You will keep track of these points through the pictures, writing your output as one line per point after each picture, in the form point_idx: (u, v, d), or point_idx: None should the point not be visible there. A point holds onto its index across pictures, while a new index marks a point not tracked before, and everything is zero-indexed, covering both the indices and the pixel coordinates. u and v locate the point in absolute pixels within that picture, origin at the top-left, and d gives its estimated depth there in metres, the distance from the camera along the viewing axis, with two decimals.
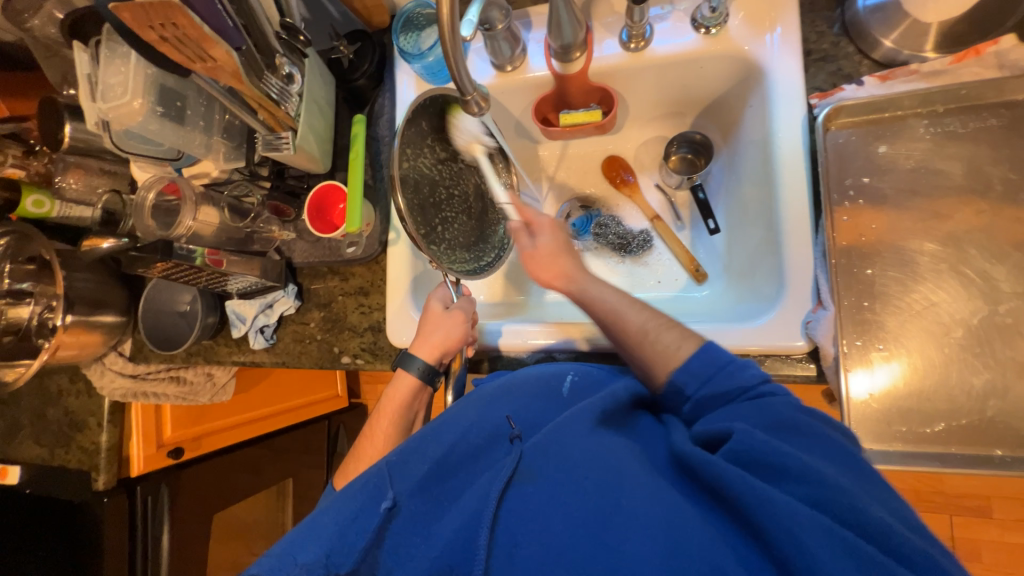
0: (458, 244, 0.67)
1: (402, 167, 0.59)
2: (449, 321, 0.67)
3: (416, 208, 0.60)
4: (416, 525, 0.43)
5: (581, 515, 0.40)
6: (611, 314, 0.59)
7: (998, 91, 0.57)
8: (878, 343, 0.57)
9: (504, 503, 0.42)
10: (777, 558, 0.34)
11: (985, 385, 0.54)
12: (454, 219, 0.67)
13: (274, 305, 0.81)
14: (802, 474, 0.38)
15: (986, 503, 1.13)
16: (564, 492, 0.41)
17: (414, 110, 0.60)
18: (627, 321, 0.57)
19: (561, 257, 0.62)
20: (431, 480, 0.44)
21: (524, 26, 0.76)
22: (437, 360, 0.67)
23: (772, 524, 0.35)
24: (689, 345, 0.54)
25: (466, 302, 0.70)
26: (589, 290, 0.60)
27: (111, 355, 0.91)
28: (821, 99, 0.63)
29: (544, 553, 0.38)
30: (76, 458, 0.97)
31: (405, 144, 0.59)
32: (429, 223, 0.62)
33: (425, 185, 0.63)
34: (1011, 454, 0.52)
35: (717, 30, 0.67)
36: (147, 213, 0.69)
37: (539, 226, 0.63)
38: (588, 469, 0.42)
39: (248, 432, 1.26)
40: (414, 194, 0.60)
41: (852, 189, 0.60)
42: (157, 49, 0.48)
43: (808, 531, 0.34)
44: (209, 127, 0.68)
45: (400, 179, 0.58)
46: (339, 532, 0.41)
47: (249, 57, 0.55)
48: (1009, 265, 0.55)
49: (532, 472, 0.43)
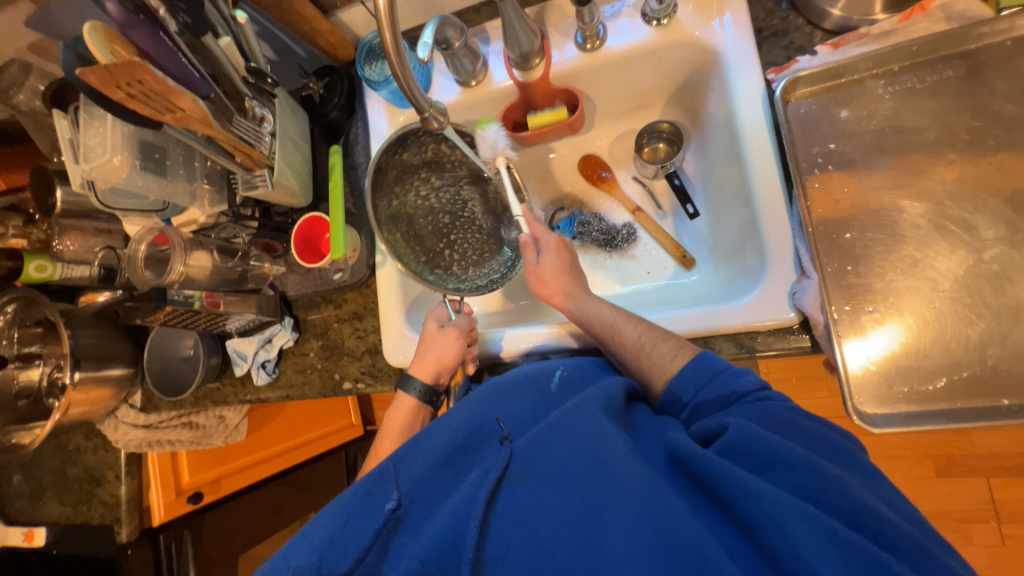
0: (465, 260, 0.78)
1: (390, 208, 0.72)
2: (445, 340, 0.67)
3: (411, 239, 0.74)
4: (402, 525, 0.43)
5: (570, 510, 0.39)
6: (606, 327, 0.61)
7: (951, 43, 0.57)
8: (868, 305, 0.56)
9: (493, 508, 0.41)
10: (765, 549, 0.34)
11: (982, 335, 0.53)
12: (458, 239, 0.79)
13: (274, 339, 0.82)
14: (792, 464, 0.38)
15: (1023, 461, 1.09)
16: (554, 493, 0.40)
17: (386, 157, 0.68)
18: (623, 333, 0.60)
19: (561, 277, 0.67)
20: (420, 482, 0.45)
21: (482, 42, 0.78)
22: (436, 380, 0.68)
23: (757, 515, 0.35)
24: (683, 355, 0.55)
25: (464, 321, 0.70)
26: (586, 306, 0.64)
27: (123, 408, 0.94)
28: (778, 73, 0.63)
29: (532, 553, 0.38)
30: (98, 513, 0.98)
31: (390, 188, 0.71)
32: (429, 248, 0.75)
33: (417, 216, 0.76)
34: (1018, 402, 0.51)
35: (667, 20, 0.69)
36: (140, 264, 0.72)
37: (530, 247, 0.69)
38: (580, 466, 0.41)
39: (266, 469, 1.25)
40: (407, 227, 0.74)
41: (821, 157, 0.61)
42: (127, 106, 0.50)
43: (798, 524, 0.34)
44: (191, 174, 0.71)
45: (389, 219, 0.71)
46: (331, 536, 0.42)
47: (217, 103, 0.59)
48: (988, 212, 0.55)
49: (524, 473, 0.42)
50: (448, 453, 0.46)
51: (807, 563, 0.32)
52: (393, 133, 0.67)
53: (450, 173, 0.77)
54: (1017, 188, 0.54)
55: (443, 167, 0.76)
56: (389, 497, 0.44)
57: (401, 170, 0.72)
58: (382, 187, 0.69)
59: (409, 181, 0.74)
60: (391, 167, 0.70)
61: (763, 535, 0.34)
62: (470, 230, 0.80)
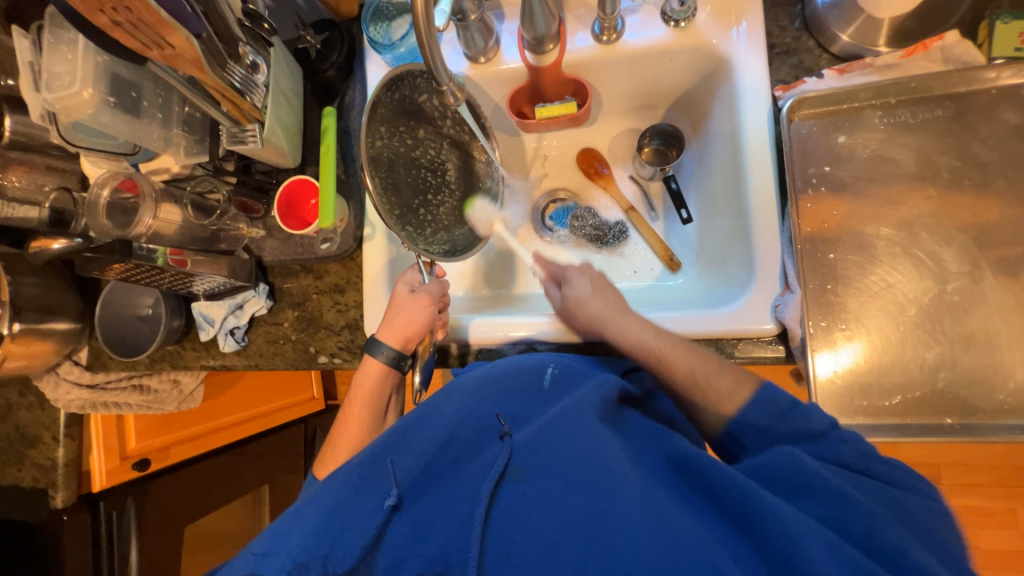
0: (437, 225, 0.71)
1: (374, 146, 0.62)
2: (416, 305, 0.66)
3: (389, 189, 0.64)
4: (403, 515, 0.44)
5: (577, 514, 0.40)
6: (655, 357, 0.59)
7: (944, 84, 0.60)
8: (841, 323, 0.60)
9: (498, 502, 0.43)
10: (769, 553, 0.37)
11: (936, 359, 0.58)
12: (432, 202, 0.71)
13: (245, 305, 0.78)
14: (820, 492, 0.41)
15: (937, 471, 1.21)
16: (558, 492, 0.42)
17: (383, 88, 0.61)
18: (674, 365, 0.57)
19: (591, 303, 0.66)
20: (418, 471, 0.46)
21: (496, 17, 0.76)
22: (404, 346, 0.66)
23: (774, 528, 0.37)
24: (743, 389, 0.53)
25: (435, 285, 0.69)
26: (629, 333, 0.61)
27: (66, 365, 0.86)
28: (784, 91, 0.65)
29: (536, 550, 0.40)
30: (30, 476, 0.91)
31: (379, 124, 0.62)
32: (405, 203, 0.67)
33: (398, 165, 0.67)
34: (959, 421, 0.56)
35: (685, 23, 0.69)
36: (101, 212, 0.65)
37: (572, 272, 0.71)
38: (582, 468, 0.43)
39: (217, 440, 1.19)
40: (388, 173, 0.65)
41: (815, 178, 0.63)
42: (109, 36, 0.45)
43: (814, 543, 0.36)
44: (167, 119, 0.65)
45: (372, 158, 0.62)
46: (328, 518, 0.42)
47: (210, 45, 0.53)
48: (955, 247, 0.59)
49: (526, 471, 0.44)
50: (446, 445, 0.48)
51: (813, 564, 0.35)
52: (394, 68, 0.62)
53: (438, 129, 0.70)
54: (982, 227, 0.59)
55: (432, 120, 0.70)
56: (387, 493, 0.44)
57: (392, 112, 0.65)
58: (371, 120, 0.61)
59: (397, 126, 0.66)
60: (384, 104, 0.63)
61: (772, 542, 0.37)
62: (445, 194, 0.73)
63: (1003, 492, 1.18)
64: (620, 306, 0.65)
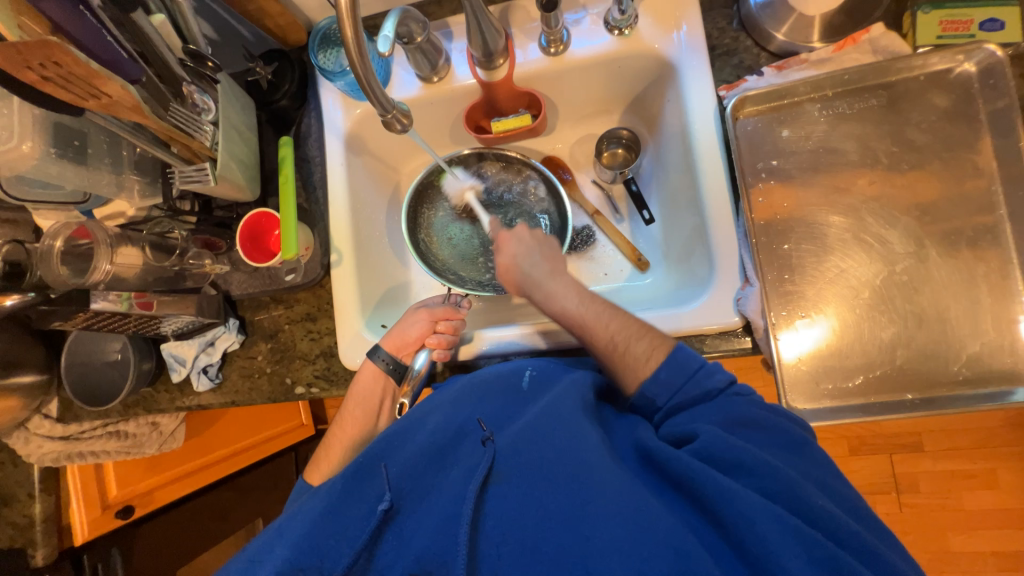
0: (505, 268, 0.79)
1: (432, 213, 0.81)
2: (414, 318, 0.69)
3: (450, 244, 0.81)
4: (393, 524, 0.44)
5: (557, 511, 0.41)
6: (579, 324, 0.60)
7: (876, 74, 0.63)
8: (800, 310, 0.62)
9: (484, 504, 0.43)
10: (734, 539, 0.38)
11: (892, 338, 0.60)
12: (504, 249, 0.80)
13: (216, 342, 0.76)
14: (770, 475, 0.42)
15: (919, 439, 1.25)
16: (538, 489, 0.43)
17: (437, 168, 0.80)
18: (597, 332, 0.58)
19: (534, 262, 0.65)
20: (405, 478, 0.46)
21: (445, 37, 0.77)
22: (400, 353, 0.68)
23: (737, 513, 0.39)
24: (659, 354, 0.55)
25: (448, 308, 0.70)
26: (552, 301, 0.62)
27: (36, 419, 0.83)
28: (727, 91, 0.68)
29: (519, 550, 0.40)
30: (4, 538, 0.88)
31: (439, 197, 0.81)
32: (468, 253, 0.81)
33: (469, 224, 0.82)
34: (919, 396, 0.58)
35: (629, 31, 0.71)
36: (56, 261, 0.62)
37: (504, 237, 0.68)
38: (562, 464, 0.43)
39: (200, 479, 1.15)
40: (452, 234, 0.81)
41: (764, 171, 0.65)
42: (40, 91, 0.45)
43: (772, 526, 0.37)
44: (117, 163, 0.65)
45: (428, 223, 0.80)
46: (314, 533, 0.43)
47: (152, 88, 0.52)
48: (900, 228, 0.62)
49: (507, 474, 0.44)
50: (432, 454, 0.48)
51: (774, 552, 0.36)
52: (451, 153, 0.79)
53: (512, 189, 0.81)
54: (924, 207, 0.62)
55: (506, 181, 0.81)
56: (381, 498, 0.45)
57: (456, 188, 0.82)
58: (430, 197, 0.81)
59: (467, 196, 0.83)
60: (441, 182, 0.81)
61: (741, 536, 0.38)
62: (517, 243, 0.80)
63: (983, 453, 1.22)
64: (552, 269, 0.64)
